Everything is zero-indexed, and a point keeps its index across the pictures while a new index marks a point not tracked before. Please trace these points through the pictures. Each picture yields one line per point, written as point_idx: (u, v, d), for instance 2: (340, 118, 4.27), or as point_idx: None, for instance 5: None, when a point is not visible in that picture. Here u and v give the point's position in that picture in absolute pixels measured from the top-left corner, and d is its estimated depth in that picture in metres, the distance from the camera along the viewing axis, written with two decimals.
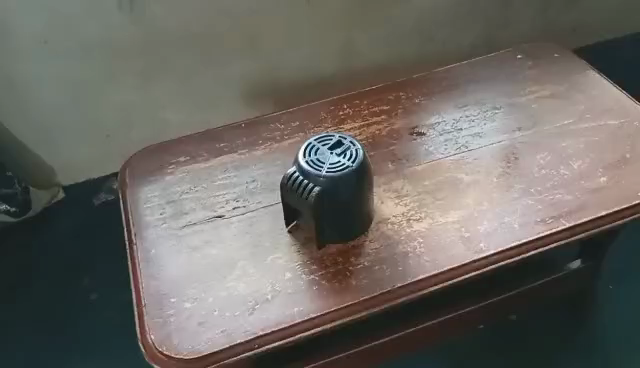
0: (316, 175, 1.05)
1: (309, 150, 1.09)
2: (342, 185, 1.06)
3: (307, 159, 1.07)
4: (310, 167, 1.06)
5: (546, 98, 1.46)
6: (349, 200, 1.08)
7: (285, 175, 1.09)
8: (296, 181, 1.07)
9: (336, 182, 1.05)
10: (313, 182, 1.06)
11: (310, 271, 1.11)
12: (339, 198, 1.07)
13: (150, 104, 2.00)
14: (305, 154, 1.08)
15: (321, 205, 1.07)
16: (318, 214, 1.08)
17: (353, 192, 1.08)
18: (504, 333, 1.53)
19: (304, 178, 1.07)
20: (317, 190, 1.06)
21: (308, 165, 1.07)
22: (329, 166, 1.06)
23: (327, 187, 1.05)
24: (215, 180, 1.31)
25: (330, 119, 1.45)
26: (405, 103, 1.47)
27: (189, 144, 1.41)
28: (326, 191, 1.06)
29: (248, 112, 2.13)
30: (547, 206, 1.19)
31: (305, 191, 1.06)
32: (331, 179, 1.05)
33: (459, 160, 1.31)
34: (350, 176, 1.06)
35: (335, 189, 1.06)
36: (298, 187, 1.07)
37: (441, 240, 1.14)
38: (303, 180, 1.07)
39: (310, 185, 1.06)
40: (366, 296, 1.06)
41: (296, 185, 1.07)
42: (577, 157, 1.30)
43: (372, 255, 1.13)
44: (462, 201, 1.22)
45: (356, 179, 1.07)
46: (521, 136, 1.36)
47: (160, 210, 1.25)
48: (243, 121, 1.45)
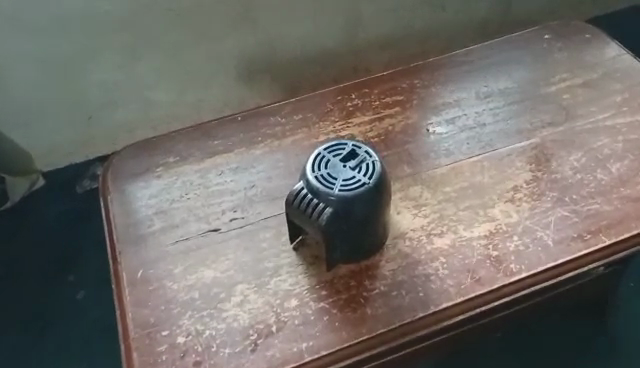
0: (327, 194, 0.91)
1: (319, 161, 0.94)
2: (358, 204, 0.91)
3: (316, 174, 0.93)
4: (321, 184, 0.92)
5: (578, 88, 1.30)
6: (364, 220, 0.94)
7: (290, 192, 0.94)
8: (302, 200, 0.93)
9: (350, 202, 0.91)
10: (323, 201, 0.91)
11: (319, 297, 0.98)
12: (354, 219, 0.92)
13: (137, 84, 1.81)
14: (313, 168, 0.94)
15: (333, 228, 0.93)
16: (329, 237, 0.94)
17: (369, 211, 0.93)
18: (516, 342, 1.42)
19: (313, 197, 0.92)
20: (328, 211, 0.91)
21: (318, 181, 0.92)
22: (342, 183, 0.92)
23: (340, 207, 0.91)
24: (209, 185, 1.16)
25: (337, 111, 1.29)
26: (419, 93, 1.31)
27: (179, 140, 1.25)
28: (339, 212, 0.91)
29: (245, 91, 1.93)
30: (584, 219, 1.06)
31: (315, 212, 0.92)
32: (345, 199, 0.91)
33: (483, 162, 1.17)
34: (367, 194, 0.91)
35: (350, 210, 0.92)
36: (306, 207, 0.93)
37: (467, 260, 1.01)
38: (312, 199, 0.92)
39: (320, 205, 0.92)
40: (383, 329, 0.94)
41: (304, 204, 0.93)
42: (615, 159, 1.15)
43: (388, 278, 1.00)
44: (488, 212, 1.08)
45: (374, 197, 0.93)
46: (551, 133, 1.21)
47: (148, 223, 1.11)
48: (238, 114, 1.29)
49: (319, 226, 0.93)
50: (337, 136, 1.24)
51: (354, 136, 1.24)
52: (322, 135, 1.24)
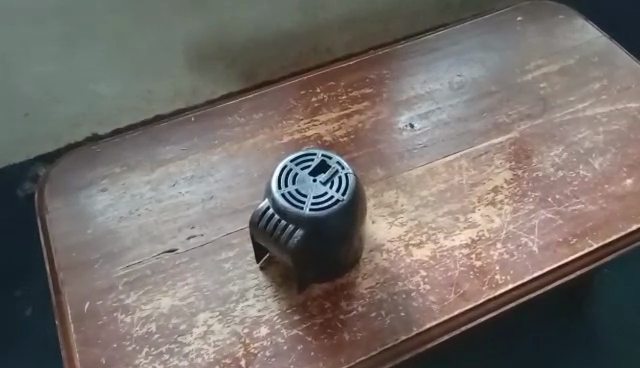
0: (296, 214, 0.82)
1: (285, 176, 0.85)
2: (333, 224, 0.82)
3: (283, 191, 0.84)
4: (288, 203, 0.82)
5: (555, 75, 1.22)
6: (339, 241, 0.85)
7: (254, 213, 0.85)
8: (269, 221, 0.83)
9: (323, 222, 0.82)
10: (292, 223, 0.82)
11: (291, 323, 0.89)
12: (328, 241, 0.83)
13: (74, 73, 1.52)
14: (279, 185, 0.84)
15: (305, 251, 0.83)
16: (301, 261, 0.85)
17: (345, 231, 0.84)
18: (501, 346, 1.31)
19: (280, 218, 0.83)
20: (298, 233, 0.82)
21: (286, 200, 0.83)
22: (313, 200, 0.82)
23: (312, 228, 0.82)
24: (162, 198, 1.04)
25: (301, 108, 1.17)
26: (389, 84, 1.20)
27: (125, 147, 1.11)
28: (311, 234, 0.82)
29: (199, 82, 1.65)
30: (569, 221, 1.00)
31: (284, 235, 0.83)
32: (317, 219, 0.81)
33: (461, 161, 1.09)
34: (341, 213, 0.82)
35: (323, 231, 0.82)
36: (273, 229, 0.83)
37: (449, 273, 0.94)
38: (279, 220, 0.83)
39: (290, 227, 0.82)
40: (363, 356, 0.86)
41: (270, 226, 0.83)
42: (597, 154, 1.09)
43: (366, 297, 0.92)
44: (469, 216, 1.01)
45: (351, 215, 0.83)
46: (530, 126, 1.14)
47: (93, 247, 0.98)
48: (192, 114, 1.16)
49: (289, 250, 0.83)
50: (302, 136, 1.13)
51: (321, 136, 1.13)
52: (286, 136, 1.13)
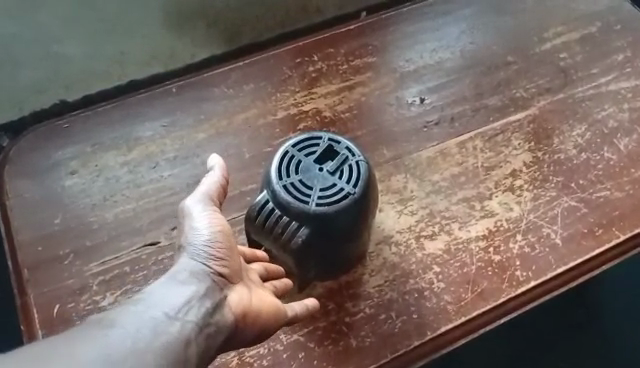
0: (301, 209, 0.74)
1: (288, 165, 0.77)
2: (342, 221, 0.75)
3: (285, 183, 0.76)
4: (292, 197, 0.75)
5: (576, 43, 1.10)
6: (348, 237, 0.78)
7: (251, 209, 0.77)
8: (269, 216, 0.76)
9: (332, 218, 0.75)
10: (297, 219, 0.75)
11: (291, 328, 0.80)
12: (337, 237, 0.76)
13: (38, 33, 1.34)
14: (280, 176, 0.77)
15: (309, 249, 0.77)
16: (305, 259, 0.78)
17: (355, 226, 0.77)
18: (510, 350, 1.12)
19: (282, 213, 0.75)
20: (304, 231, 0.75)
21: (289, 193, 0.75)
22: (319, 193, 0.76)
23: (319, 226, 0.75)
24: (141, 183, 0.92)
25: (297, 79, 1.04)
26: (393, 53, 1.08)
27: (97, 122, 0.97)
28: (318, 231, 0.75)
29: (177, 42, 1.40)
30: (594, 210, 0.91)
31: (287, 232, 0.75)
32: (325, 214, 0.74)
33: (475, 141, 0.98)
34: (353, 207, 0.75)
35: (331, 228, 0.75)
36: (273, 226, 0.76)
37: (465, 269, 0.85)
38: (281, 216, 0.75)
39: (294, 224, 0.75)
40: (373, 365, 0.78)
41: (271, 221, 0.76)
42: (622, 134, 0.99)
43: (374, 297, 0.82)
44: (485, 205, 0.91)
45: (363, 209, 0.77)
46: (549, 102, 1.03)
47: (64, 240, 0.87)
48: (172, 84, 1.02)
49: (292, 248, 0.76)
50: (298, 111, 1.01)
51: (320, 111, 1.01)
52: (281, 110, 1.00)
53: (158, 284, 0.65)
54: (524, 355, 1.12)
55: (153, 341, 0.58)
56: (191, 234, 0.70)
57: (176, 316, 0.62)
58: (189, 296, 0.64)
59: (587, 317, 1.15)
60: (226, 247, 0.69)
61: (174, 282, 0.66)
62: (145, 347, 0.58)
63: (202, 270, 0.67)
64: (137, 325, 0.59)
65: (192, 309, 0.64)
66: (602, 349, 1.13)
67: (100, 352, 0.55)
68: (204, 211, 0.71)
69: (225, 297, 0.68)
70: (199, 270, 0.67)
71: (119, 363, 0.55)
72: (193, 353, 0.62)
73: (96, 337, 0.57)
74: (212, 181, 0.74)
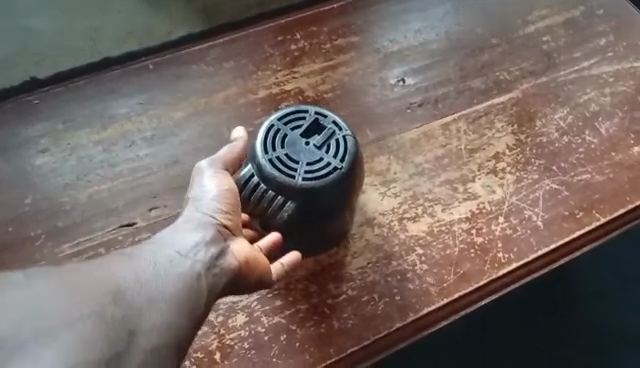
0: (287, 184, 0.73)
1: (274, 139, 0.76)
2: (328, 196, 0.74)
3: (271, 157, 0.75)
4: (278, 170, 0.74)
5: (559, 27, 1.10)
6: (334, 212, 0.77)
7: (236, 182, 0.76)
8: (254, 190, 0.75)
9: (318, 193, 0.74)
10: (283, 194, 0.74)
11: (273, 310, 0.79)
12: (323, 213, 0.76)
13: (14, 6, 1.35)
14: (266, 150, 0.75)
15: (295, 224, 0.76)
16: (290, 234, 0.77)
17: (341, 202, 0.76)
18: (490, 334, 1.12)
19: (268, 187, 0.74)
20: (289, 206, 0.74)
21: (275, 166, 0.74)
22: (306, 168, 0.74)
23: (305, 201, 0.74)
24: (116, 162, 0.89)
25: (279, 57, 1.01)
26: (376, 33, 1.06)
27: (69, 99, 0.93)
28: (303, 206, 0.74)
29: (153, 21, 1.36)
30: (576, 193, 0.91)
31: (272, 206, 0.74)
32: (311, 189, 0.73)
33: (458, 123, 0.97)
34: (340, 181, 0.74)
35: (318, 203, 0.75)
36: (258, 200, 0.75)
37: (448, 251, 0.85)
38: (266, 189, 0.74)
39: (280, 200, 0.74)
40: (355, 347, 0.77)
41: (255, 196, 0.75)
42: (604, 117, 1.00)
43: (357, 279, 0.82)
44: (469, 187, 0.91)
45: (349, 184, 0.76)
46: (532, 85, 1.02)
47: (35, 220, 0.84)
48: (149, 61, 0.98)
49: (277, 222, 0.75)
50: (280, 90, 0.98)
51: (302, 91, 0.99)
52: (262, 89, 0.98)
53: (169, 232, 0.70)
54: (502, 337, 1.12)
55: (174, 268, 0.66)
56: (197, 193, 0.73)
57: (187, 257, 0.67)
58: (197, 241, 0.69)
59: (564, 301, 1.16)
60: (230, 202, 0.72)
61: (183, 231, 0.70)
62: (164, 274, 0.65)
63: (208, 220, 0.70)
64: (156, 258, 0.66)
65: (200, 250, 0.68)
66: (578, 332, 1.14)
67: (130, 271, 0.64)
68: (208, 177, 0.73)
69: (228, 245, 0.70)
70: (205, 221, 0.70)
71: (144, 281, 0.64)
72: (204, 285, 0.67)
73: (130, 258, 0.66)
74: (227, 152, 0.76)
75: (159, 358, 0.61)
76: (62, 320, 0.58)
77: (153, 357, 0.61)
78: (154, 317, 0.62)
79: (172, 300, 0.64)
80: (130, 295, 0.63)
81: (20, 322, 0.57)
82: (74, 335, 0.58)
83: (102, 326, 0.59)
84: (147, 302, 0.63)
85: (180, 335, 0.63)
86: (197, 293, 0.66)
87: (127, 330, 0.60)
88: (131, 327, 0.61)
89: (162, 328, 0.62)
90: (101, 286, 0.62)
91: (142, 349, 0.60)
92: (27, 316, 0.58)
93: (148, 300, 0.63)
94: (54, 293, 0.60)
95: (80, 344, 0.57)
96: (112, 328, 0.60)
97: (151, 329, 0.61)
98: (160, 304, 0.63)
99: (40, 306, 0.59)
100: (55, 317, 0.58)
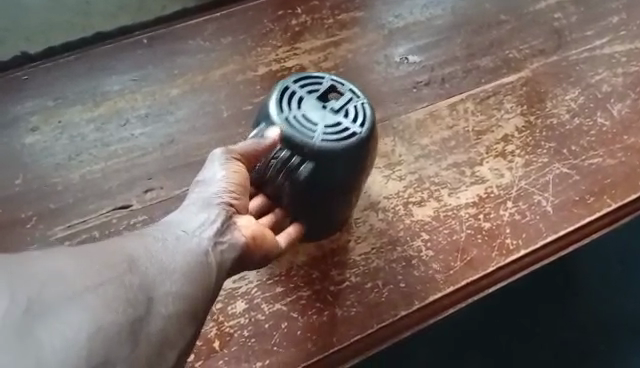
0: (305, 144, 0.69)
1: (290, 100, 0.72)
2: (346, 157, 0.70)
3: (288, 116, 0.71)
4: (292, 130, 0.70)
5: (571, 4, 1.05)
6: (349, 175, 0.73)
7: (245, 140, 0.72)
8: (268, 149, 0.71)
9: (336, 156, 0.70)
10: (299, 154, 0.70)
11: (274, 297, 0.76)
12: (339, 180, 0.72)
13: None
14: (282, 110, 0.71)
15: (306, 188, 0.72)
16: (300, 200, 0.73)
17: (358, 170, 0.72)
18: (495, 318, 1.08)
19: (283, 147, 0.70)
20: (305, 168, 0.70)
21: (289, 126, 0.70)
22: (324, 130, 0.70)
23: (322, 163, 0.70)
24: (109, 142, 0.85)
25: (279, 33, 0.97)
26: (381, 8, 1.01)
27: (59, 75, 0.89)
28: (320, 169, 0.70)
29: None
30: (586, 177, 0.88)
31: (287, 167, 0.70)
32: (329, 151, 0.69)
33: (466, 104, 0.94)
34: (359, 146, 0.70)
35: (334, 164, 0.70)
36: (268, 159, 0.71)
37: (454, 237, 0.82)
38: (279, 149, 0.70)
39: (296, 160, 0.70)
40: (358, 336, 0.75)
41: (269, 155, 0.71)
42: (616, 99, 0.96)
43: (361, 266, 0.79)
44: (476, 171, 0.87)
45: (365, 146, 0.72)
46: (543, 65, 0.99)
47: (25, 202, 0.80)
48: (143, 35, 0.94)
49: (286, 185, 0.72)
50: (281, 68, 0.94)
51: (304, 68, 0.94)
52: (262, 66, 0.94)
53: (175, 214, 0.66)
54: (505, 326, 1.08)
55: (187, 238, 0.63)
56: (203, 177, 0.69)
57: (193, 235, 0.64)
58: (203, 220, 0.66)
59: (566, 290, 1.13)
60: (237, 182, 0.68)
61: (189, 212, 0.67)
62: (175, 247, 0.62)
63: (214, 200, 0.67)
64: (165, 234, 0.63)
65: (206, 228, 0.65)
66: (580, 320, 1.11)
67: (140, 244, 0.61)
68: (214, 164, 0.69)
69: (235, 221, 0.67)
70: (210, 202, 0.67)
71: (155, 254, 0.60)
72: (214, 261, 0.63)
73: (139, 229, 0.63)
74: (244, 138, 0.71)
75: (177, 324, 0.59)
76: (82, 285, 0.54)
77: (173, 323, 0.58)
78: (174, 283, 0.60)
79: (189, 268, 0.61)
80: (143, 266, 0.59)
81: (36, 287, 0.52)
82: (96, 301, 0.54)
83: (124, 291, 0.56)
84: (166, 268, 0.60)
85: (199, 302, 0.61)
86: (207, 268, 0.62)
87: (148, 297, 0.58)
88: (152, 293, 0.58)
89: (183, 293, 0.60)
90: (117, 252, 0.58)
91: (163, 315, 0.58)
92: (43, 280, 0.53)
93: (167, 266, 0.60)
94: (67, 258, 0.56)
95: (101, 309, 0.53)
96: (132, 294, 0.56)
97: (172, 295, 0.59)
98: (174, 275, 0.60)
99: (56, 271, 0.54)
100: (73, 282, 0.54)
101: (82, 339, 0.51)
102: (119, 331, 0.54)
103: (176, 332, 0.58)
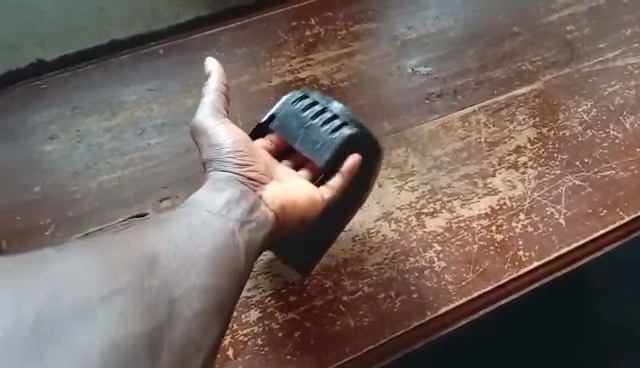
0: (347, 118, 0.76)
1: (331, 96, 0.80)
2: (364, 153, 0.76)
3: (331, 101, 0.78)
4: (322, 110, 0.76)
5: (583, 16, 1.06)
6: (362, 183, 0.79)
7: (274, 110, 0.77)
8: (313, 111, 0.76)
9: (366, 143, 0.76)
10: (341, 122, 0.75)
11: (287, 306, 0.77)
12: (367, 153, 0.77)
13: None
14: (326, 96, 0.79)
15: (326, 170, 0.74)
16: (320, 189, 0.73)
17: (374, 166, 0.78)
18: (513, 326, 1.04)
19: (327, 113, 0.76)
20: (346, 132, 0.74)
21: (320, 106, 0.77)
22: (359, 121, 0.77)
23: (357, 138, 0.75)
24: (126, 151, 0.86)
25: (294, 44, 0.98)
26: (394, 19, 1.02)
27: (77, 85, 0.90)
28: (355, 141, 0.75)
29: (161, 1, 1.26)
30: (599, 190, 0.88)
31: (330, 127, 0.75)
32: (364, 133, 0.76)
33: (478, 115, 0.94)
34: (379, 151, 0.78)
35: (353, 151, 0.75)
36: (297, 128, 0.75)
37: (467, 248, 0.82)
38: (307, 122, 0.75)
39: (337, 124, 0.75)
40: (371, 346, 0.75)
41: (314, 114, 0.76)
42: (628, 111, 0.96)
43: (373, 276, 0.80)
44: (488, 182, 0.88)
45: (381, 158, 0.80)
46: (555, 77, 0.99)
47: (44, 209, 0.81)
48: (160, 45, 0.95)
49: (313, 162, 0.75)
50: (295, 78, 0.95)
51: (317, 79, 0.95)
52: (276, 77, 0.95)
53: (198, 194, 0.69)
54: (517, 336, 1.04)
55: (206, 228, 0.66)
56: (215, 142, 0.72)
57: (220, 215, 0.67)
58: (228, 200, 0.69)
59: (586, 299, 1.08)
60: (248, 154, 0.72)
61: (214, 191, 0.70)
62: (199, 234, 0.65)
63: (234, 178, 0.71)
64: (190, 220, 0.66)
65: (232, 209, 0.68)
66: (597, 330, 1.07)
67: (162, 236, 0.64)
68: (219, 123, 0.72)
69: (260, 197, 0.71)
70: (231, 176, 0.71)
71: (179, 247, 0.63)
72: (241, 241, 0.67)
73: (158, 222, 0.65)
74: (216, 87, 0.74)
75: (203, 322, 0.62)
76: (97, 296, 0.57)
77: (198, 321, 0.61)
78: (193, 281, 0.62)
79: (208, 262, 0.64)
80: (163, 263, 0.62)
81: (53, 302, 0.56)
82: (111, 311, 0.57)
83: (140, 297, 0.59)
84: (183, 266, 0.62)
85: (222, 296, 0.63)
86: (233, 251, 0.66)
87: (168, 298, 0.60)
88: (172, 293, 0.61)
89: (204, 290, 0.62)
90: (132, 254, 0.61)
91: (187, 318, 0.61)
92: (58, 294, 0.57)
93: (185, 263, 0.63)
94: (82, 267, 0.59)
95: (116, 320, 0.57)
96: (151, 298, 0.59)
97: (192, 293, 0.62)
98: (198, 266, 0.63)
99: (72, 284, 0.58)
100: (88, 293, 0.57)
101: (97, 354, 0.54)
102: (138, 341, 0.57)
103: (202, 328, 0.61)
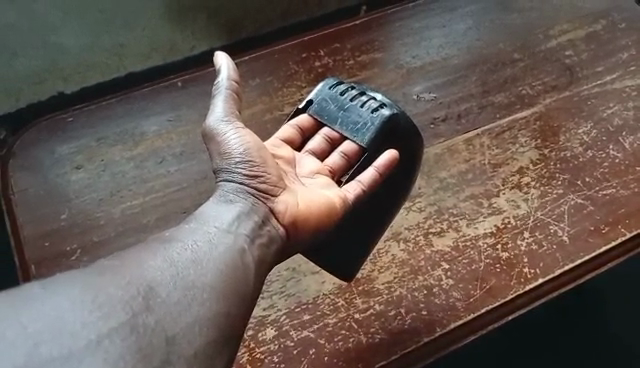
0: (383, 100, 0.86)
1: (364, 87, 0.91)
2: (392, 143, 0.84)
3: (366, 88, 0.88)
4: (357, 94, 0.87)
5: (581, 42, 1.10)
6: (387, 193, 0.85)
7: (312, 96, 0.88)
8: (351, 95, 0.86)
9: (404, 122, 0.85)
10: (379, 104, 0.85)
11: (302, 324, 0.80)
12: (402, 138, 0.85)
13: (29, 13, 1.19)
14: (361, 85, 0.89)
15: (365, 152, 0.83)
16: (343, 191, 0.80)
17: (413, 149, 0.86)
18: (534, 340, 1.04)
19: (365, 97, 0.86)
20: (384, 112, 0.84)
21: (356, 90, 0.87)
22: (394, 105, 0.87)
23: (394, 118, 0.85)
24: (147, 178, 0.92)
25: (304, 74, 1.04)
26: (399, 48, 1.08)
27: (101, 117, 0.96)
28: (392, 121, 0.84)
29: (177, 34, 1.28)
30: (601, 208, 0.91)
31: (369, 108, 0.85)
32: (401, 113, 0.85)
33: (482, 138, 0.98)
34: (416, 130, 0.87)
35: (387, 134, 0.84)
36: (335, 110, 0.86)
37: (473, 266, 0.85)
38: (345, 104, 0.86)
39: (375, 105, 0.85)
40: (382, 362, 0.78)
41: (352, 98, 0.86)
42: (628, 132, 1.00)
43: (383, 294, 0.83)
44: (493, 202, 0.91)
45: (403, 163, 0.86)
46: (555, 99, 1.03)
47: (70, 234, 0.86)
48: (178, 78, 1.01)
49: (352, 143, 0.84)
50: None
51: None
52: (288, 105, 1.00)
53: (208, 209, 0.73)
54: (527, 349, 1.04)
55: (205, 256, 0.67)
56: (224, 151, 0.76)
57: (229, 231, 0.71)
58: (237, 215, 0.73)
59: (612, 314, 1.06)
60: (258, 163, 0.76)
61: (221, 206, 0.73)
62: (204, 259, 0.66)
63: (243, 189, 0.75)
64: (196, 241, 0.68)
65: (242, 223, 0.72)
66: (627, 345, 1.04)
67: (164, 265, 0.65)
68: (229, 126, 0.77)
69: (270, 209, 0.75)
70: (239, 187, 0.75)
71: (181, 275, 0.64)
72: (249, 260, 0.70)
73: (158, 251, 0.66)
74: (224, 94, 0.78)
75: (206, 358, 0.62)
76: (84, 343, 0.57)
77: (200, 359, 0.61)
78: (193, 314, 0.62)
79: (212, 292, 0.64)
80: (161, 295, 0.62)
81: (36, 353, 0.56)
82: (99, 356, 0.56)
83: (132, 338, 0.59)
84: (181, 299, 0.63)
85: (226, 328, 0.64)
86: (242, 269, 0.68)
87: (164, 337, 0.60)
88: (169, 331, 0.61)
89: (204, 323, 0.62)
90: (127, 291, 0.62)
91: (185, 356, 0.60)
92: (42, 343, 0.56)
93: (183, 296, 0.63)
94: (71, 309, 0.59)
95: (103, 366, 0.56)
96: (145, 339, 0.59)
97: (192, 327, 0.62)
98: (201, 293, 0.64)
99: (61, 329, 0.57)
100: (77, 339, 0.57)
101: None
102: None
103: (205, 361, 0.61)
